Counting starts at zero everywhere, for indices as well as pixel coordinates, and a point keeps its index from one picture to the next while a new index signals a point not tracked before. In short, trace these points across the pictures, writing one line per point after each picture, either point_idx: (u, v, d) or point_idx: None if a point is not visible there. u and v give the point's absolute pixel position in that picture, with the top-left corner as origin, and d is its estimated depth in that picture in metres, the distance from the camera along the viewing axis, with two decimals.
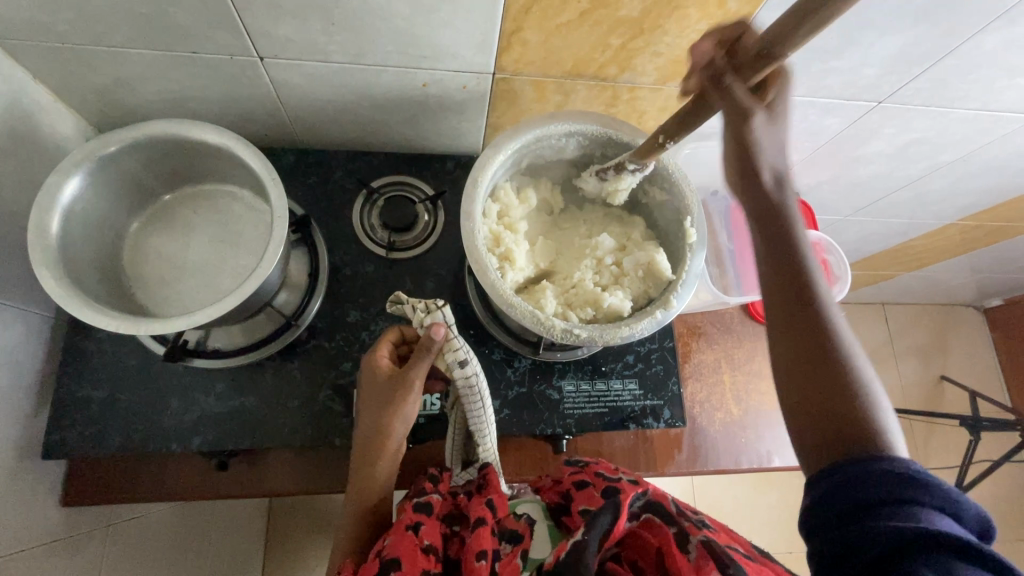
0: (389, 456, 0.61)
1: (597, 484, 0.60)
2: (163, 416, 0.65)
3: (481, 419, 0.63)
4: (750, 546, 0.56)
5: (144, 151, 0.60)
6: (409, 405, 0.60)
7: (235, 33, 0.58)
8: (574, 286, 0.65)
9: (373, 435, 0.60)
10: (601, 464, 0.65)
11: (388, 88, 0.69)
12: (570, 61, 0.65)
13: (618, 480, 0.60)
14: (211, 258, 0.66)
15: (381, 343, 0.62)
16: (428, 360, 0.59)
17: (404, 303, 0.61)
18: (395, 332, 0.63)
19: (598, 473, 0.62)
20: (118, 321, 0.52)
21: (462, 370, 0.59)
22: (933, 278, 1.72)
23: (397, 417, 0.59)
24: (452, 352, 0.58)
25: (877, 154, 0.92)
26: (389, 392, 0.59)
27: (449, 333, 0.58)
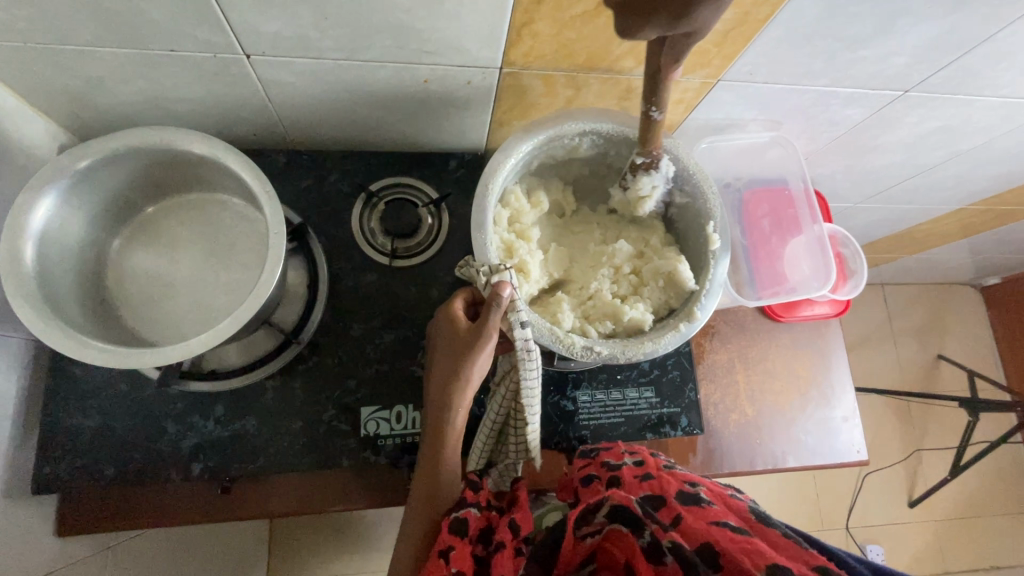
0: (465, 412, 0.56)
1: (603, 477, 0.59)
2: (159, 443, 0.61)
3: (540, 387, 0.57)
4: (744, 513, 0.51)
5: (122, 163, 0.55)
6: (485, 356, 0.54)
7: (217, 30, 0.53)
8: (591, 297, 0.62)
9: (445, 389, 0.55)
10: (609, 452, 0.63)
11: (386, 86, 0.64)
12: (583, 54, 0.61)
13: (621, 470, 0.59)
14: (203, 274, 0.62)
15: (455, 296, 0.57)
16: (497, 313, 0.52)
17: (473, 263, 0.56)
18: (468, 291, 0.58)
19: (603, 466, 0.61)
20: (106, 354, 0.48)
21: (524, 332, 0.53)
22: (934, 260, 1.71)
23: (469, 369, 0.54)
24: (516, 313, 0.53)
25: (895, 143, 0.89)
26: (464, 346, 0.54)
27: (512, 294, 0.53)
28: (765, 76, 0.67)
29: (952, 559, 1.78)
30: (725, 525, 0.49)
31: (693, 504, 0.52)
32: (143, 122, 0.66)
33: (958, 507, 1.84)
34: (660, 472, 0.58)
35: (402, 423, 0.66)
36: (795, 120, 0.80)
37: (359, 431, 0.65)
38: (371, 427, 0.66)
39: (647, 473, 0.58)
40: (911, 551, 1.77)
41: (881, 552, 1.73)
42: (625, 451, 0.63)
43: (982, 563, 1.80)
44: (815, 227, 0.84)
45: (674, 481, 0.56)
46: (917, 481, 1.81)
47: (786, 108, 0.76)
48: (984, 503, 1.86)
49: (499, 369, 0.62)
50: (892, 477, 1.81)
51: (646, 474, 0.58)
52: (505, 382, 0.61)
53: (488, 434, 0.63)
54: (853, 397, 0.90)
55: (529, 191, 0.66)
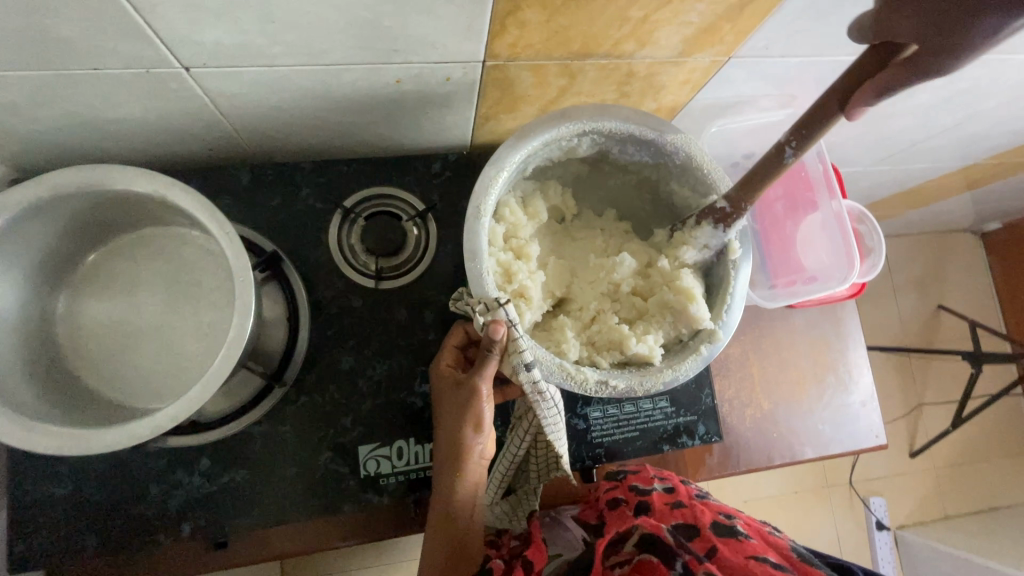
0: (475, 471, 0.52)
1: (629, 503, 0.54)
2: (143, 506, 0.57)
3: (556, 425, 0.53)
4: (786, 550, 0.46)
5: (54, 209, 0.47)
6: (484, 406, 0.51)
7: (145, 43, 0.44)
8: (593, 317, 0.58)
9: (450, 451, 0.50)
10: (639, 475, 0.59)
11: (354, 89, 0.55)
12: (578, 40, 0.52)
13: (650, 495, 0.54)
14: (167, 320, 0.55)
15: (443, 351, 0.55)
16: (494, 361, 0.49)
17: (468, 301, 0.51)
18: (459, 333, 0.55)
19: (631, 489, 0.57)
20: (62, 438, 0.43)
21: (530, 374, 0.48)
22: (938, 211, 1.65)
23: (473, 422, 0.50)
24: (519, 355, 0.48)
25: (916, 106, 0.81)
26: (461, 397, 0.51)
27: (512, 331, 0.48)
28: (782, 50, 0.59)
29: (952, 505, 1.79)
30: (767, 561, 0.44)
31: (730, 537, 0.48)
32: (77, 148, 0.58)
33: (958, 453, 1.83)
34: (693, 501, 0.53)
35: (404, 460, 0.62)
36: (811, 92, 0.72)
37: (359, 472, 0.61)
38: (372, 467, 0.61)
39: (679, 501, 0.53)
40: (913, 499, 1.77)
41: (883, 503, 1.72)
42: (655, 476, 0.58)
43: (980, 505, 1.82)
44: (830, 203, 0.78)
45: (710, 512, 0.52)
46: (918, 432, 1.80)
47: (802, 80, 0.68)
48: (985, 447, 1.86)
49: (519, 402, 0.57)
50: (894, 431, 1.80)
51: (677, 502, 0.53)
52: (527, 415, 0.56)
53: (508, 467, 0.59)
54: (871, 381, 0.86)
55: (525, 200, 0.58)
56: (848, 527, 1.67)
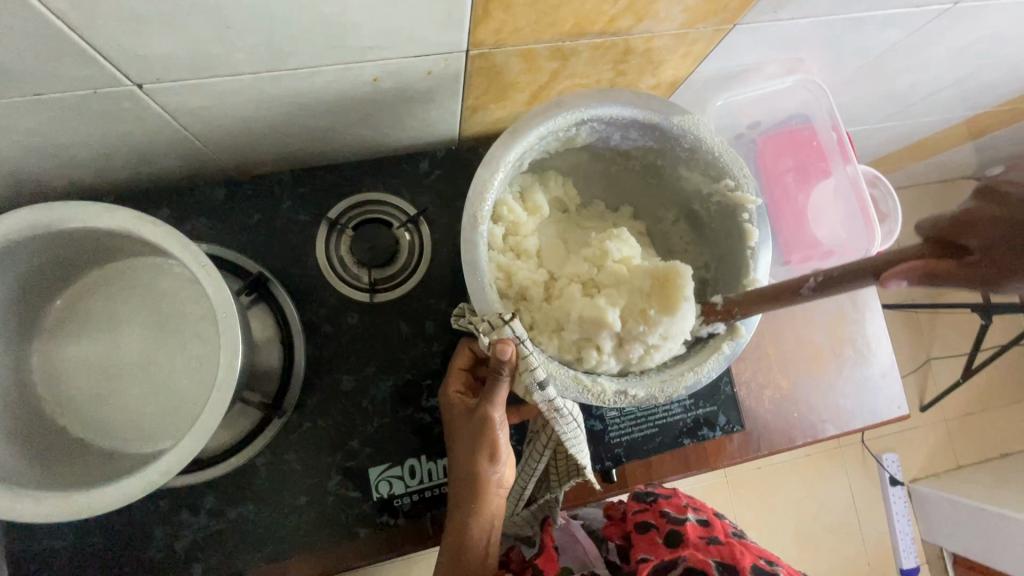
0: (495, 500, 0.49)
1: (660, 530, 0.57)
2: (149, 550, 0.54)
3: (576, 439, 0.50)
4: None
5: (10, 253, 0.43)
6: (499, 433, 0.48)
7: (89, 62, 0.39)
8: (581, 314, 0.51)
9: (467, 483, 0.48)
10: (669, 502, 0.61)
11: (328, 92, 0.50)
12: (570, 20, 0.47)
13: (683, 526, 0.57)
14: (152, 357, 0.52)
15: (450, 374, 0.52)
16: (506, 385, 0.46)
17: (471, 317, 0.47)
18: (466, 354, 0.52)
19: (663, 516, 0.59)
20: (47, 503, 0.40)
21: (543, 394, 0.46)
22: (942, 161, 1.59)
23: (490, 452, 0.48)
24: (532, 373, 0.45)
25: (929, 60, 0.76)
26: (474, 425, 0.48)
27: (520, 348, 0.44)
28: (790, 12, 0.54)
29: (963, 454, 1.76)
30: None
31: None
32: (34, 179, 0.53)
33: (968, 402, 1.80)
34: (728, 538, 0.55)
35: (417, 479, 0.59)
36: (820, 54, 0.66)
37: (372, 495, 0.58)
38: (385, 489, 0.59)
39: (715, 537, 0.55)
40: (925, 453, 1.75)
41: (896, 459, 1.69)
42: (686, 505, 0.61)
43: (992, 452, 1.79)
44: (848, 168, 0.76)
45: (750, 553, 0.53)
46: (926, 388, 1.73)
47: (812, 41, 0.62)
48: (995, 395, 1.82)
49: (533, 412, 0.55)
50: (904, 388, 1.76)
51: (712, 538, 0.55)
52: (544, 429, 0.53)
53: (526, 480, 0.56)
54: (889, 350, 0.84)
55: (524, 195, 0.54)
56: (862, 486, 1.63)
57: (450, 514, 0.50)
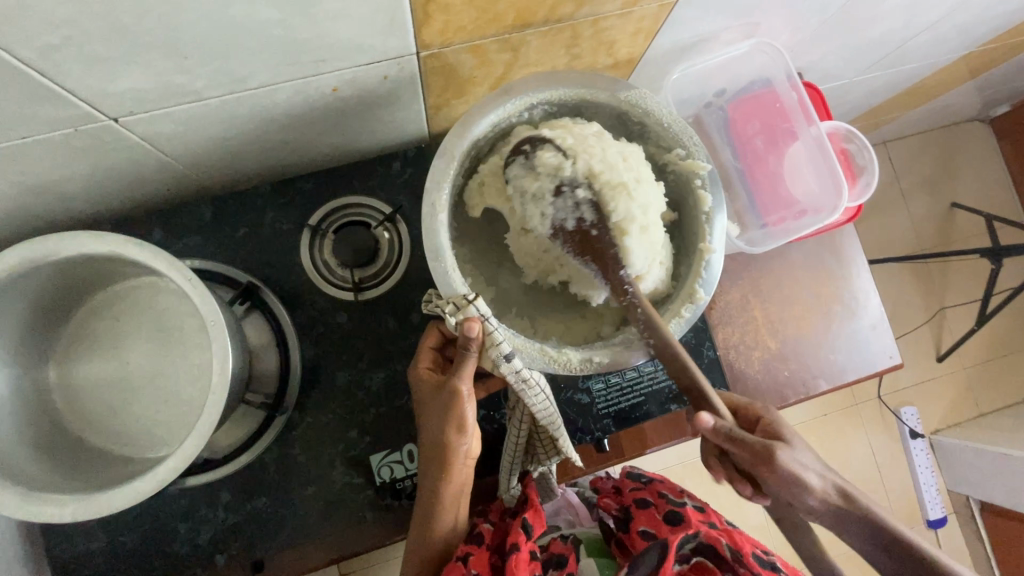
0: (463, 470, 0.51)
1: (660, 508, 0.59)
2: (175, 545, 0.59)
3: (549, 410, 0.53)
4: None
5: (15, 284, 0.47)
6: (466, 407, 0.50)
7: (65, 103, 0.43)
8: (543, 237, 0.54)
9: (436, 454, 0.51)
10: (666, 482, 0.63)
11: (292, 106, 0.53)
12: (510, 13, 0.49)
13: (685, 508, 0.58)
14: (156, 369, 0.56)
15: (421, 354, 0.54)
16: (472, 358, 0.49)
17: (436, 301, 0.50)
18: (435, 333, 0.54)
19: (662, 495, 0.60)
20: (73, 506, 0.44)
21: (509, 366, 0.48)
22: (939, 106, 1.55)
23: (455, 425, 0.50)
24: (497, 348, 0.47)
25: (894, 9, 0.75)
26: (441, 401, 0.50)
27: (485, 325, 0.47)
28: None
29: (984, 402, 1.73)
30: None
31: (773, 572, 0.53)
32: (37, 215, 0.58)
33: (986, 348, 1.76)
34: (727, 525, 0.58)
35: (416, 462, 0.63)
36: (775, 18, 0.66)
37: (374, 480, 0.62)
38: (386, 473, 0.62)
39: (712, 522, 0.58)
40: (945, 405, 1.72)
41: (915, 413, 1.67)
42: (683, 490, 0.62)
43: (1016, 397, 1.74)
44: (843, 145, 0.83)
45: (749, 540, 0.56)
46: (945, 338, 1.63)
47: (764, 6, 0.63)
48: (1015, 339, 1.77)
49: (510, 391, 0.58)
50: (917, 339, 1.73)
51: (711, 522, 0.58)
52: (520, 405, 0.56)
53: (513, 453, 0.59)
54: (879, 303, 0.82)
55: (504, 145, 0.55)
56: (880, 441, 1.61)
57: (421, 482, 0.52)
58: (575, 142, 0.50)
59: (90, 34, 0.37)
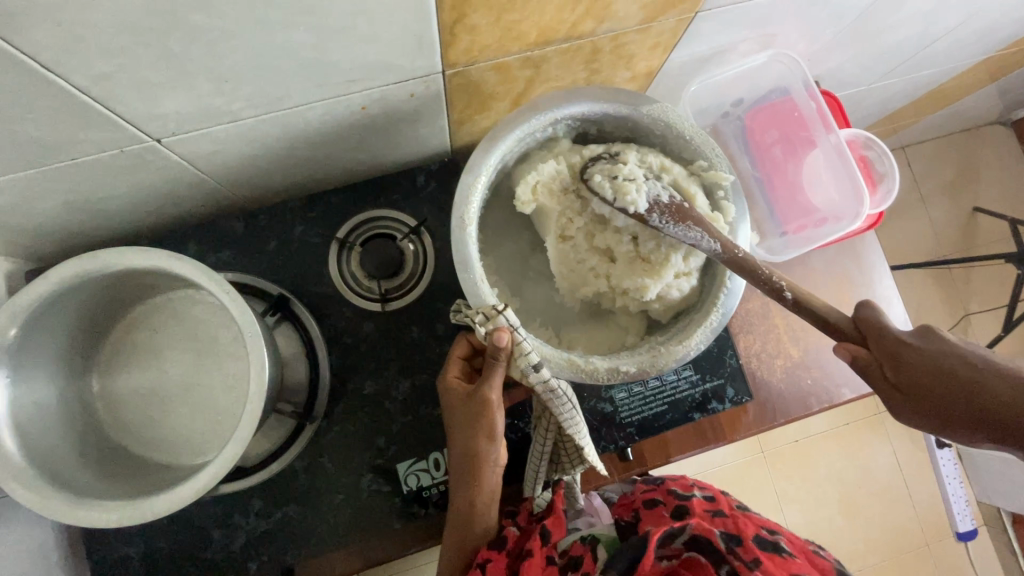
0: (492, 479, 0.52)
1: (668, 505, 0.58)
2: (209, 551, 0.61)
3: (574, 420, 0.54)
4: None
5: (64, 297, 0.49)
6: (495, 416, 0.51)
7: (114, 126, 0.45)
8: (634, 215, 0.52)
9: (466, 464, 0.51)
10: (677, 481, 0.61)
11: (323, 124, 0.55)
12: (534, 31, 0.51)
13: (690, 502, 0.57)
14: (193, 378, 0.58)
15: (449, 364, 0.55)
16: (501, 369, 0.50)
17: (466, 311, 0.51)
18: (464, 345, 0.55)
19: (669, 492, 0.59)
20: (119, 511, 0.46)
21: (538, 375, 0.49)
22: (958, 110, 1.54)
23: (485, 434, 0.51)
24: (526, 356, 0.48)
25: (911, 16, 0.75)
26: (470, 411, 0.51)
27: (514, 335, 0.48)
28: None
29: None
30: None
31: (774, 553, 0.50)
32: (80, 230, 0.60)
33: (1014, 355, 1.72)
34: (734, 512, 0.56)
35: (442, 470, 0.63)
36: (792, 28, 0.67)
37: (402, 488, 0.63)
38: (413, 482, 0.63)
39: (720, 510, 0.56)
40: None
41: None
42: (694, 484, 0.61)
43: None
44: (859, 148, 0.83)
45: (753, 524, 0.54)
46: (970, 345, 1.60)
47: (782, 17, 0.64)
48: None
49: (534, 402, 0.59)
50: None
51: (718, 511, 0.56)
52: (545, 415, 0.57)
53: (538, 463, 0.59)
54: (902, 311, 0.81)
55: (528, 158, 0.57)
56: (905, 450, 1.58)
57: (452, 492, 0.53)
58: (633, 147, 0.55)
59: (141, 63, 0.39)
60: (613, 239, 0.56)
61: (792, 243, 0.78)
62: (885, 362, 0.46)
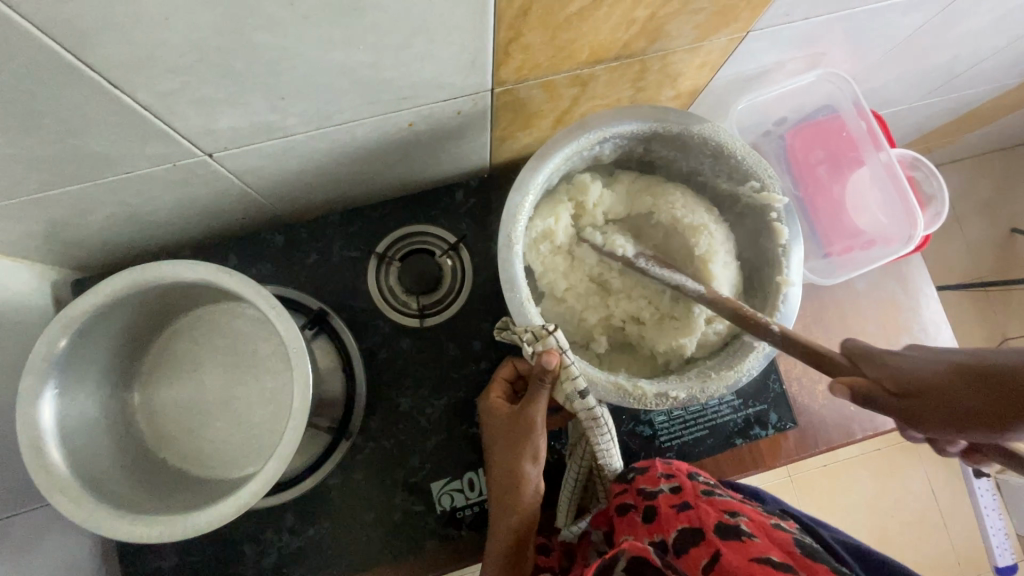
0: (532, 505, 0.50)
1: (637, 508, 0.51)
2: (241, 566, 0.60)
3: (610, 451, 0.52)
4: (790, 546, 0.42)
5: (113, 309, 0.49)
6: (539, 436, 0.49)
7: (171, 141, 0.46)
8: (623, 259, 0.55)
9: (508, 486, 0.49)
10: (643, 475, 0.54)
11: (370, 139, 0.55)
12: (586, 50, 0.50)
13: (655, 500, 0.50)
14: (232, 392, 0.58)
15: (492, 385, 0.54)
16: (546, 392, 0.48)
17: (511, 332, 0.50)
18: (508, 366, 0.55)
19: (636, 492, 0.52)
20: (160, 526, 0.45)
21: (584, 403, 0.48)
22: (999, 129, 1.49)
23: (528, 456, 0.49)
24: (573, 381, 0.47)
25: (963, 36, 0.73)
26: (514, 432, 0.50)
27: (564, 358, 0.47)
28: (804, 13, 0.55)
29: None
30: (772, 565, 0.41)
31: (736, 540, 0.44)
32: (126, 240, 0.61)
33: None
34: (698, 500, 0.49)
35: (477, 491, 0.62)
36: (843, 47, 0.66)
37: (435, 508, 0.62)
38: (447, 502, 0.62)
39: (684, 502, 0.49)
40: None
41: None
42: (662, 473, 0.54)
43: None
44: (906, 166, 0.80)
45: (714, 510, 0.47)
46: None
47: (833, 37, 0.62)
48: None
49: (572, 427, 0.57)
50: None
51: (683, 504, 0.49)
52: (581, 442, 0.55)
53: (573, 491, 0.57)
54: (951, 335, 0.78)
55: (573, 176, 0.56)
56: (942, 479, 1.51)
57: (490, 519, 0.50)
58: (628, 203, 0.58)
59: (203, 80, 0.39)
60: (632, 305, 0.57)
61: (839, 267, 0.76)
62: (885, 381, 0.39)
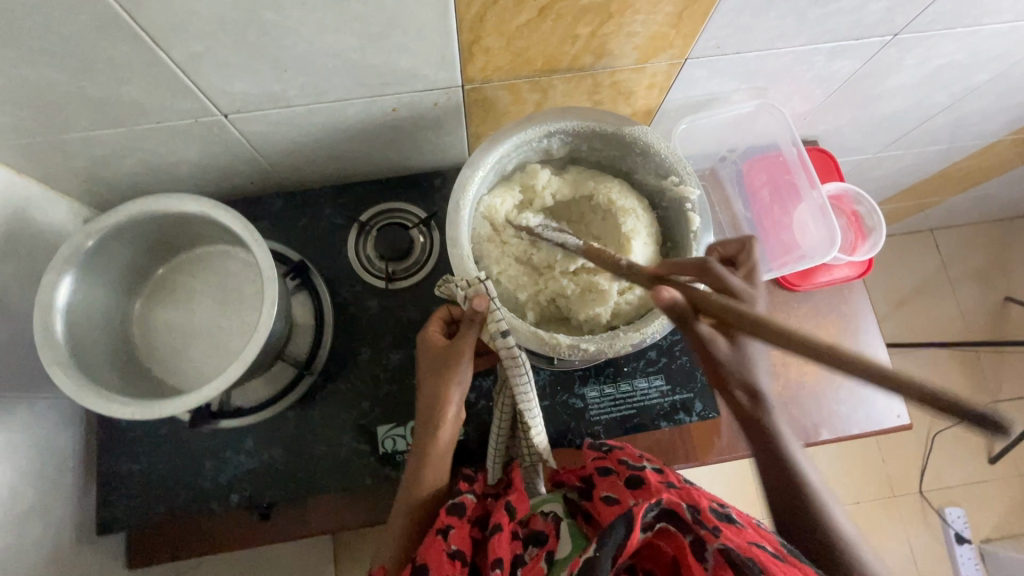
0: (448, 428, 0.58)
1: (621, 474, 0.57)
2: (200, 479, 0.67)
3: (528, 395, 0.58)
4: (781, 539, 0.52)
5: (128, 229, 0.60)
6: (462, 366, 0.57)
7: (194, 98, 0.57)
8: (527, 229, 0.63)
9: (429, 405, 0.57)
10: (625, 449, 0.61)
11: (359, 119, 0.66)
12: (540, 58, 0.61)
13: (644, 471, 0.56)
14: (216, 320, 0.67)
15: (430, 319, 0.61)
16: (474, 330, 0.56)
17: (450, 282, 0.58)
18: (445, 309, 0.62)
19: (620, 461, 0.58)
20: (134, 408, 0.53)
21: (505, 340, 0.54)
22: (987, 195, 1.55)
23: (450, 383, 0.57)
24: (496, 322, 0.55)
25: (899, 88, 0.82)
26: (441, 361, 0.57)
27: (490, 303, 0.55)
28: (733, 47, 0.65)
29: None
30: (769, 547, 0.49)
31: (730, 522, 0.52)
32: (151, 189, 0.72)
33: None
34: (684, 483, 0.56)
35: None
36: (781, 83, 0.75)
37: (378, 449, 0.69)
38: (390, 445, 0.69)
39: (671, 481, 0.56)
40: None
41: (963, 515, 1.45)
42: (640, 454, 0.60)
43: None
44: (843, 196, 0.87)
45: (706, 494, 0.55)
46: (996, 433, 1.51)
47: (768, 72, 0.72)
48: None
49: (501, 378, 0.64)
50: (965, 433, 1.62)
51: (670, 481, 0.56)
52: (505, 389, 0.62)
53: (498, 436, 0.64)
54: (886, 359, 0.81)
55: (525, 165, 0.67)
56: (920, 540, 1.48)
57: (415, 436, 0.59)
58: (570, 187, 0.67)
59: (220, 46, 0.51)
60: (556, 285, 0.65)
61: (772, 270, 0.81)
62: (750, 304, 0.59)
